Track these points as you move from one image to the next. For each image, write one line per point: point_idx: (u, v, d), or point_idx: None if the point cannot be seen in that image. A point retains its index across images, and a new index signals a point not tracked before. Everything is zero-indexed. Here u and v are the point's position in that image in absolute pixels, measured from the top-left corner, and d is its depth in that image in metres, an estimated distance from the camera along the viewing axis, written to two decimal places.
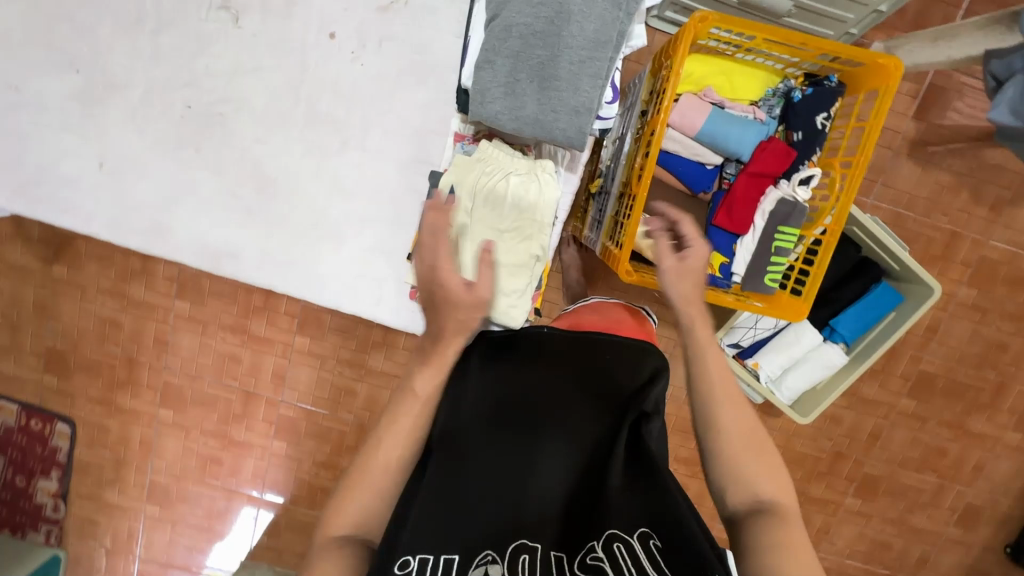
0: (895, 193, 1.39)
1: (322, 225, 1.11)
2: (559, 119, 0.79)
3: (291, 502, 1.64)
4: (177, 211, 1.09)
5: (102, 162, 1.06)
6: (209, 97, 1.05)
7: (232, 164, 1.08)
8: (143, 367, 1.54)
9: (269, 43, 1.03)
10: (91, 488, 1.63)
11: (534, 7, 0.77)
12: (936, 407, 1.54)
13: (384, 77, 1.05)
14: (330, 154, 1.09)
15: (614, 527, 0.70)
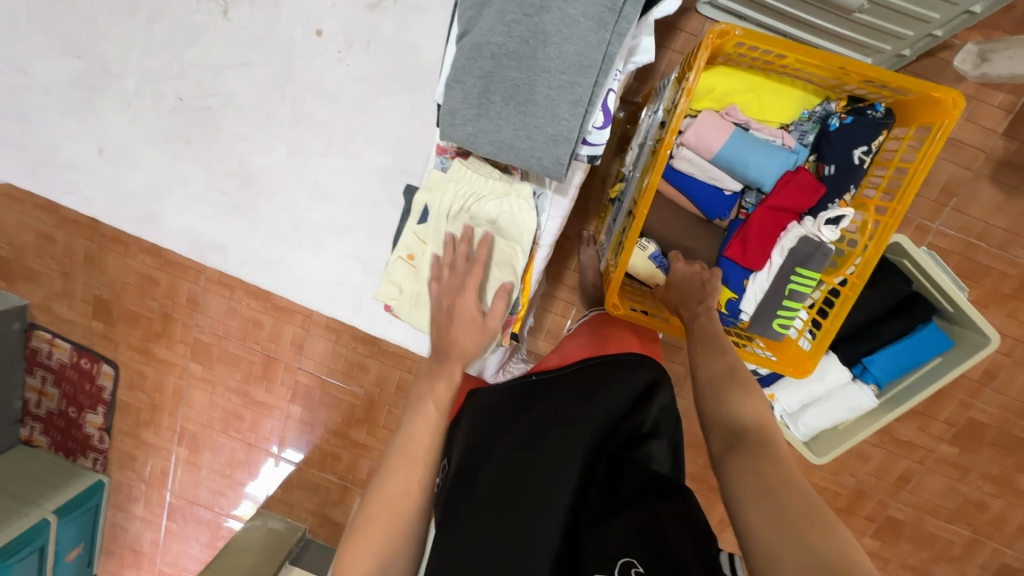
0: (967, 220, 1.22)
1: (302, 227, 1.19)
2: (535, 148, 0.73)
3: (304, 462, 1.74)
4: (168, 203, 1.20)
5: (102, 149, 1.17)
6: (196, 91, 1.11)
7: (219, 158, 1.16)
8: (177, 323, 1.64)
9: (256, 38, 1.05)
10: (131, 426, 1.79)
11: (507, 24, 0.69)
12: (981, 458, 1.39)
13: (371, 78, 1.05)
14: (312, 157, 1.13)
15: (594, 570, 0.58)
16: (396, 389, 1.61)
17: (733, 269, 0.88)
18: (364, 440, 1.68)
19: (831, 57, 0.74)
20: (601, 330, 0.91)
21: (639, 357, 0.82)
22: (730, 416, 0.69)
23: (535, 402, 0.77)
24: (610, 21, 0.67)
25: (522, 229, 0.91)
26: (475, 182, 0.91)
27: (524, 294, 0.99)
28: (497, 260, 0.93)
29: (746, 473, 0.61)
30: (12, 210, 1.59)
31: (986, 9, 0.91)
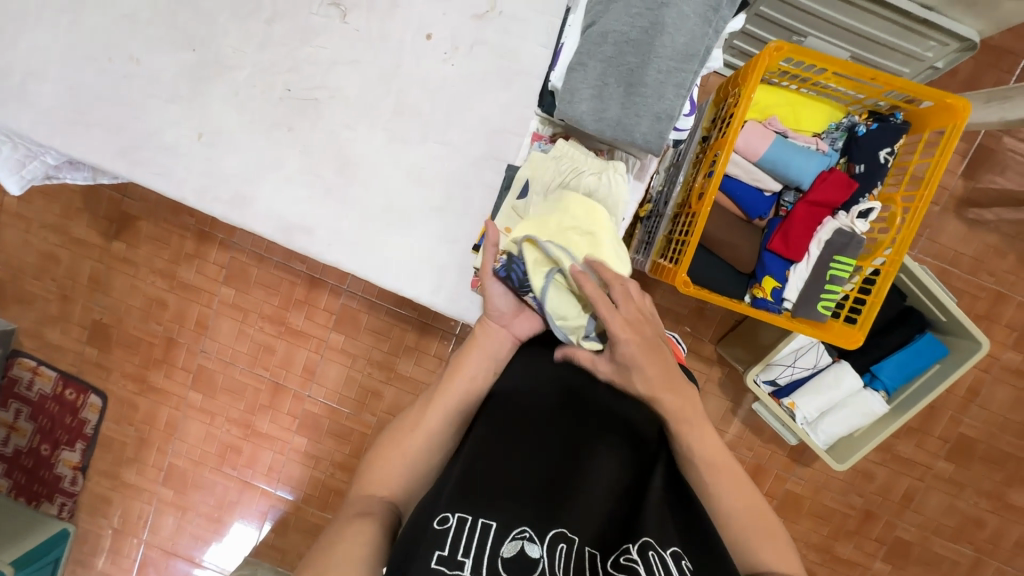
0: (940, 248, 1.38)
1: (394, 209, 0.77)
2: (641, 128, 0.61)
3: (302, 502, 1.62)
4: (252, 192, 0.78)
5: (201, 132, 0.77)
6: (302, 81, 0.76)
7: (316, 147, 0.77)
8: (180, 348, 1.58)
9: (371, 40, 0.74)
10: (111, 465, 1.65)
11: (633, 14, 0.59)
12: (975, 473, 1.47)
13: (467, 78, 0.74)
14: (409, 146, 0.76)
15: (649, 533, 0.59)
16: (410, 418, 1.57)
17: (776, 261, 0.91)
18: None
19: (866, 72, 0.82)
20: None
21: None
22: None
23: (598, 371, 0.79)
24: (716, 19, 0.58)
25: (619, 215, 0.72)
26: (577, 157, 0.72)
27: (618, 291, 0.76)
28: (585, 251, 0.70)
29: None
30: (19, 230, 1.56)
31: (946, 67, 1.09)
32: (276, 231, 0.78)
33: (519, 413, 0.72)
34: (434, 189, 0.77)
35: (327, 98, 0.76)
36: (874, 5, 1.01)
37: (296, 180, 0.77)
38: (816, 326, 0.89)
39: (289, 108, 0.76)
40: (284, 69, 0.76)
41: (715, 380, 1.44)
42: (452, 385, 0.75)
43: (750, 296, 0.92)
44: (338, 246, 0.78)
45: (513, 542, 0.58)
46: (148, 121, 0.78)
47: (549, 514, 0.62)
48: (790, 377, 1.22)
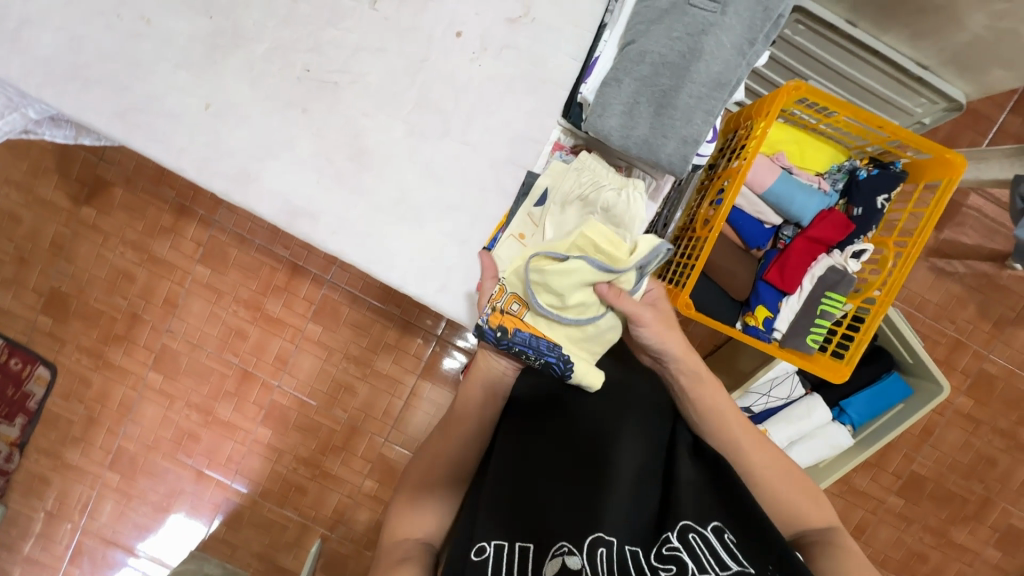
0: (908, 293, 1.46)
1: (408, 204, 0.75)
2: (667, 149, 0.62)
3: (259, 496, 1.56)
4: (261, 172, 0.75)
5: (208, 102, 0.74)
6: (324, 64, 0.73)
7: (331, 130, 0.74)
8: (144, 325, 1.50)
9: (400, 30, 0.73)
10: (53, 444, 1.54)
11: (674, 38, 0.60)
12: (922, 510, 1.55)
13: (495, 80, 0.73)
14: (427, 141, 0.74)
15: (687, 518, 0.62)
16: (382, 417, 1.53)
17: (770, 291, 0.94)
18: (336, 471, 1.54)
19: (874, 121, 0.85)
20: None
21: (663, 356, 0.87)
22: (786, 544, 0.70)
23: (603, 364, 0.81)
24: (752, 52, 0.59)
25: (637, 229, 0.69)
26: (598, 170, 0.71)
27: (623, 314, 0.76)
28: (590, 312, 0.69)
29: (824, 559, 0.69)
30: None
31: (933, 123, 1.16)
32: (280, 213, 0.75)
33: (531, 425, 0.75)
34: (451, 189, 0.75)
35: (347, 83, 0.74)
36: (875, 57, 1.07)
37: (307, 166, 0.75)
38: (804, 359, 0.92)
39: (307, 89, 0.74)
40: (304, 48, 0.73)
41: None
42: (463, 413, 0.79)
43: (742, 322, 0.95)
44: (344, 235, 0.75)
45: (553, 559, 0.61)
46: (152, 85, 0.74)
47: (584, 520, 0.63)
48: (764, 405, 1.26)
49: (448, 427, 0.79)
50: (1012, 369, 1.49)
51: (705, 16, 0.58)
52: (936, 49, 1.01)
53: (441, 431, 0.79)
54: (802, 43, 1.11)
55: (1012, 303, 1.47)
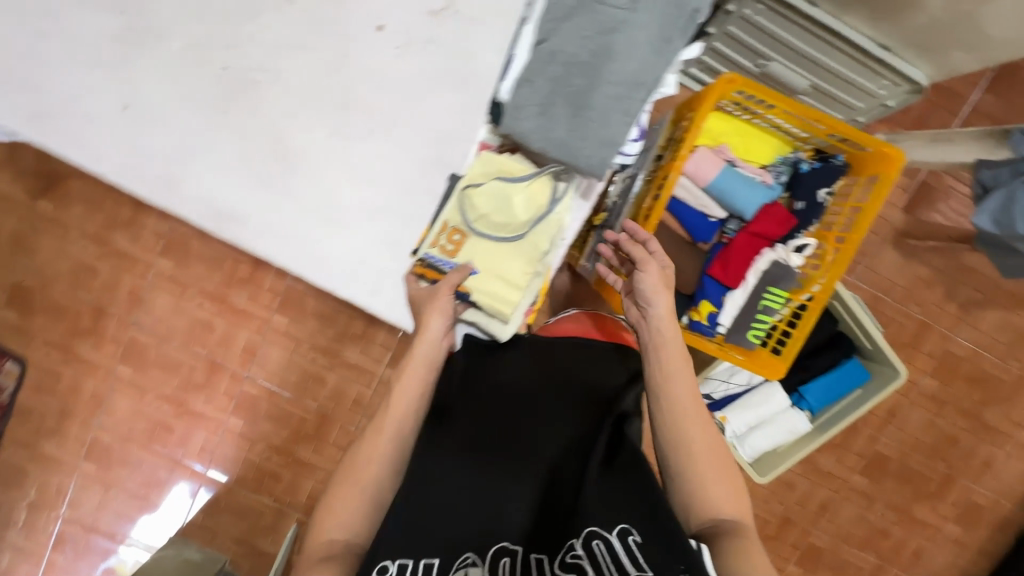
0: (876, 277, 1.45)
1: (333, 209, 0.92)
2: (585, 149, 0.68)
3: (235, 483, 1.58)
4: (192, 167, 0.90)
5: (127, 105, 0.88)
6: (243, 62, 0.88)
7: (257, 132, 0.90)
8: (111, 319, 1.49)
9: (311, 23, 0.87)
10: (29, 436, 1.56)
11: (583, 39, 0.66)
12: (886, 488, 1.58)
13: (418, 76, 0.88)
14: (351, 142, 0.90)
15: (595, 523, 0.63)
16: (352, 405, 1.55)
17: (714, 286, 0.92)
18: (309, 459, 1.57)
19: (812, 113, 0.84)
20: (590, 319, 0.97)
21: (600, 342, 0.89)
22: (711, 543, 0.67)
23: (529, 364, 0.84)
24: (664, 50, 0.67)
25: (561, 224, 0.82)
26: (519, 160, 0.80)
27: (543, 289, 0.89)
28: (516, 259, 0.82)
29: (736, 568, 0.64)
30: None
31: (896, 105, 1.13)
32: (207, 214, 0.92)
33: (452, 431, 0.78)
34: (376, 192, 0.91)
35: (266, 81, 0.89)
36: (835, 38, 1.03)
37: (235, 171, 0.90)
38: (745, 354, 0.92)
39: (228, 85, 0.88)
40: (223, 45, 0.87)
41: None
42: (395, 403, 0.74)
43: (687, 317, 0.95)
44: (271, 237, 0.92)
45: (458, 571, 0.64)
46: (65, 86, 0.87)
47: (490, 532, 0.68)
48: (724, 392, 1.26)
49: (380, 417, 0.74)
50: (977, 351, 1.50)
51: (615, 16, 0.65)
52: (897, 31, 0.97)
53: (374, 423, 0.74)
54: (762, 23, 1.07)
55: (979, 284, 1.47)
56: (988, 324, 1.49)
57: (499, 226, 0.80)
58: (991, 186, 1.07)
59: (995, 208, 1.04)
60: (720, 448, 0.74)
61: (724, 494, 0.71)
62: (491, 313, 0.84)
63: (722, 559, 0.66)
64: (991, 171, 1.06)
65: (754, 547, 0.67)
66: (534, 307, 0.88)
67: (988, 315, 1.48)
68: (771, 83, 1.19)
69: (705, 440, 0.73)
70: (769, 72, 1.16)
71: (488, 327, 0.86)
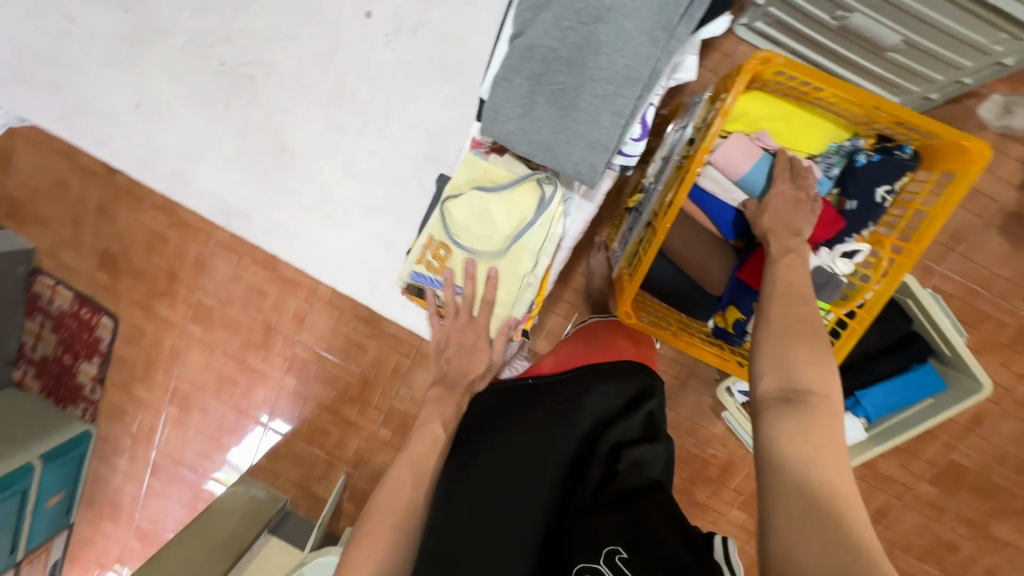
0: (973, 266, 1.23)
1: (329, 203, 1.05)
2: (571, 152, 0.72)
3: (292, 434, 1.74)
4: (198, 165, 1.05)
5: (138, 104, 1.02)
6: (241, 56, 0.98)
7: (255, 127, 1.02)
8: (181, 283, 1.64)
9: (303, 11, 0.95)
10: (125, 380, 1.79)
11: (562, 30, 0.67)
12: (959, 501, 1.41)
13: (412, 65, 0.95)
14: (346, 135, 1.01)
15: (584, 559, 0.66)
16: (393, 372, 1.62)
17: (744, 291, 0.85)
18: (354, 419, 1.68)
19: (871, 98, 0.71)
20: (602, 339, 0.95)
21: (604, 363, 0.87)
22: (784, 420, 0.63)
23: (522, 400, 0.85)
24: (662, 39, 0.66)
25: (545, 235, 0.91)
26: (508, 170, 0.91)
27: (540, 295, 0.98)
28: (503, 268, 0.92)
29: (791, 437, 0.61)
30: (31, 153, 1.59)
31: (1019, 64, 0.89)
32: (216, 210, 1.07)
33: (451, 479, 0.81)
34: (370, 187, 1.04)
35: (262, 74, 0.99)
36: None
37: (237, 167, 1.04)
38: None
39: (225, 81, 0.99)
40: (218, 41, 0.97)
41: (697, 376, 1.39)
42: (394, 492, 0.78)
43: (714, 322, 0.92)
44: (271, 234, 1.09)
45: None
46: (89, 87, 1.01)
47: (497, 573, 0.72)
48: None
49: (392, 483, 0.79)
50: None
51: (597, 9, 0.65)
52: None
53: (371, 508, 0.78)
54: None
55: None
56: None
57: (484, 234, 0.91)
58: None
59: None
60: (809, 321, 0.68)
61: (804, 362, 0.65)
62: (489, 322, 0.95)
63: (776, 431, 0.63)
64: None
65: (825, 423, 0.61)
66: (532, 313, 0.97)
67: None
68: (853, 42, 0.99)
69: (792, 312, 0.68)
70: (849, 26, 0.95)
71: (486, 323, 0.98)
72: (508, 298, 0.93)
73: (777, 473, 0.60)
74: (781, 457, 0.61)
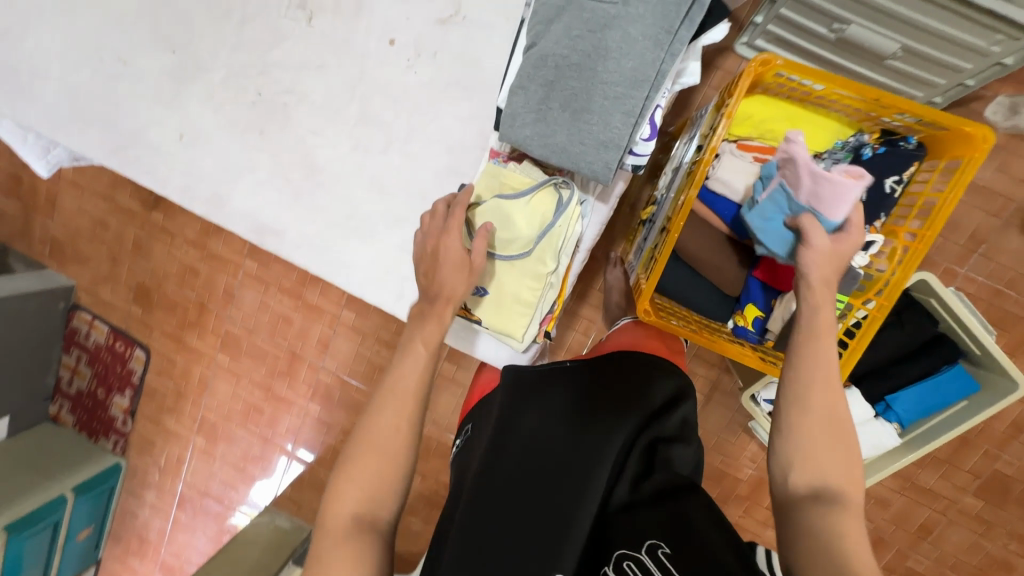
0: (996, 267, 1.22)
1: (358, 219, 0.98)
2: (585, 153, 0.73)
3: (317, 462, 1.74)
4: (238, 185, 0.99)
5: (182, 134, 0.97)
6: (276, 87, 0.92)
7: (290, 150, 0.96)
8: (211, 314, 1.70)
9: (336, 46, 0.89)
10: (154, 412, 1.83)
11: (572, 39, 0.69)
12: (1008, 514, 1.34)
13: (435, 86, 0.88)
14: (373, 155, 0.94)
15: (623, 546, 0.64)
16: None
17: (760, 288, 0.88)
18: None
19: (868, 91, 0.73)
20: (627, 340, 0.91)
21: (644, 353, 0.88)
22: (814, 513, 0.62)
23: (564, 379, 0.80)
24: (665, 43, 0.68)
25: (566, 235, 0.86)
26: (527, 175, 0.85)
27: (560, 298, 0.95)
28: (526, 275, 0.88)
29: (834, 543, 0.59)
30: (73, 196, 1.69)
31: (1018, 63, 0.92)
32: (251, 230, 1.01)
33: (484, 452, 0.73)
34: (398, 204, 0.95)
35: (295, 102, 0.93)
36: None
37: (278, 188, 0.98)
38: None
39: (260, 110, 0.94)
40: (254, 72, 0.92)
41: (722, 389, 1.37)
42: (401, 386, 0.70)
43: (732, 322, 0.92)
44: (306, 251, 1.01)
45: None
46: (132, 120, 0.98)
47: (536, 559, 0.64)
48: None
49: (374, 429, 0.68)
50: None
51: (604, 17, 0.68)
52: None
53: (379, 398, 0.70)
54: None
55: None
56: None
57: (505, 243, 0.86)
58: None
59: None
60: (839, 421, 0.66)
61: (833, 459, 0.65)
62: (503, 334, 0.93)
63: (805, 523, 0.62)
64: None
65: (856, 518, 0.62)
66: (553, 314, 0.95)
67: None
68: (851, 53, 1.03)
69: (828, 403, 0.66)
70: (848, 37, 0.99)
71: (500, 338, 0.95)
72: (530, 303, 0.90)
73: (812, 544, 0.61)
74: (811, 574, 0.59)
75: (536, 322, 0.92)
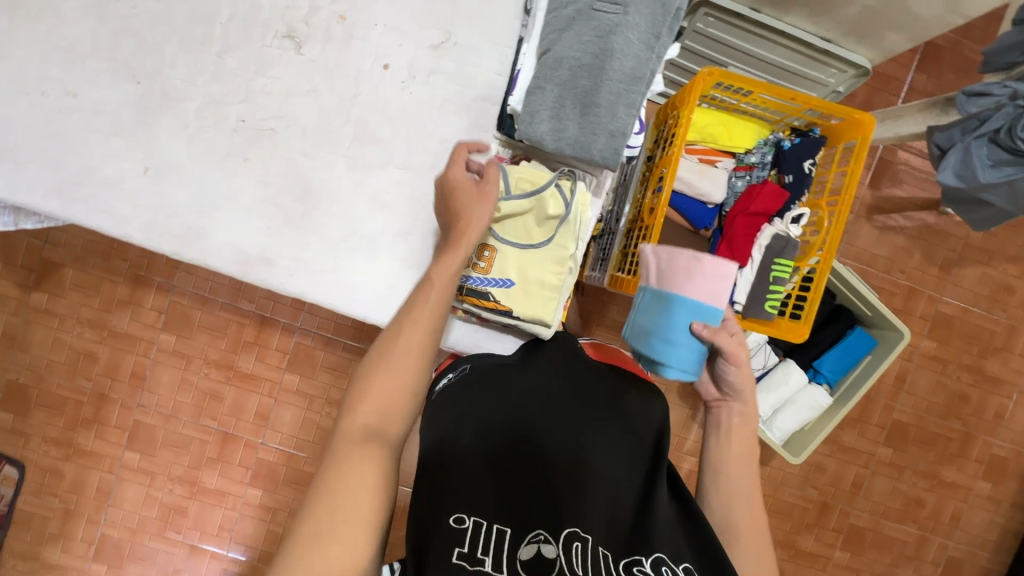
0: (858, 251, 1.53)
1: (358, 234, 0.96)
2: (597, 142, 0.79)
3: (256, 561, 1.47)
4: (217, 217, 0.95)
5: (147, 166, 0.93)
6: (263, 112, 0.94)
7: (277, 174, 0.95)
8: (113, 405, 1.44)
9: (328, 71, 0.94)
10: (29, 545, 1.45)
11: (583, 43, 0.79)
12: (911, 455, 1.59)
13: (429, 106, 0.96)
14: (371, 172, 0.96)
15: (662, 549, 0.63)
16: None
17: None
18: None
19: (786, 93, 0.93)
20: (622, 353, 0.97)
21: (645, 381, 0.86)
22: None
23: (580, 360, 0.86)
24: (656, 46, 0.79)
25: (581, 221, 0.87)
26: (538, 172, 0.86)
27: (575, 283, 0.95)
28: (550, 261, 0.88)
29: None
30: None
31: (846, 91, 1.18)
32: (236, 261, 0.95)
33: (507, 402, 0.76)
34: (399, 215, 0.96)
35: (283, 127, 0.95)
36: (781, 38, 1.09)
37: (261, 214, 0.95)
38: (767, 325, 0.99)
39: (245, 136, 0.94)
40: (237, 100, 0.94)
41: (675, 389, 1.44)
42: (428, 303, 0.69)
43: None
44: (294, 276, 0.96)
45: (529, 544, 0.60)
46: (86, 160, 0.93)
47: (563, 513, 0.65)
48: None
49: (394, 350, 0.65)
50: (966, 307, 1.57)
51: (609, 24, 0.78)
52: (835, 23, 1.02)
53: (407, 311, 0.68)
54: (715, 33, 1.13)
55: (952, 245, 1.56)
56: (969, 280, 1.57)
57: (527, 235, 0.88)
58: (947, 146, 1.09)
59: (956, 162, 1.07)
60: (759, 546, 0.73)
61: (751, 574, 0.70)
62: (531, 322, 0.89)
63: None
64: (944, 132, 1.09)
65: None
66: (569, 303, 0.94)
67: (966, 272, 1.57)
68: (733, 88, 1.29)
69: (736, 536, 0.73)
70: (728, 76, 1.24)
71: (528, 328, 0.90)
72: (556, 288, 0.88)
73: None
74: None
75: (561, 307, 0.91)
